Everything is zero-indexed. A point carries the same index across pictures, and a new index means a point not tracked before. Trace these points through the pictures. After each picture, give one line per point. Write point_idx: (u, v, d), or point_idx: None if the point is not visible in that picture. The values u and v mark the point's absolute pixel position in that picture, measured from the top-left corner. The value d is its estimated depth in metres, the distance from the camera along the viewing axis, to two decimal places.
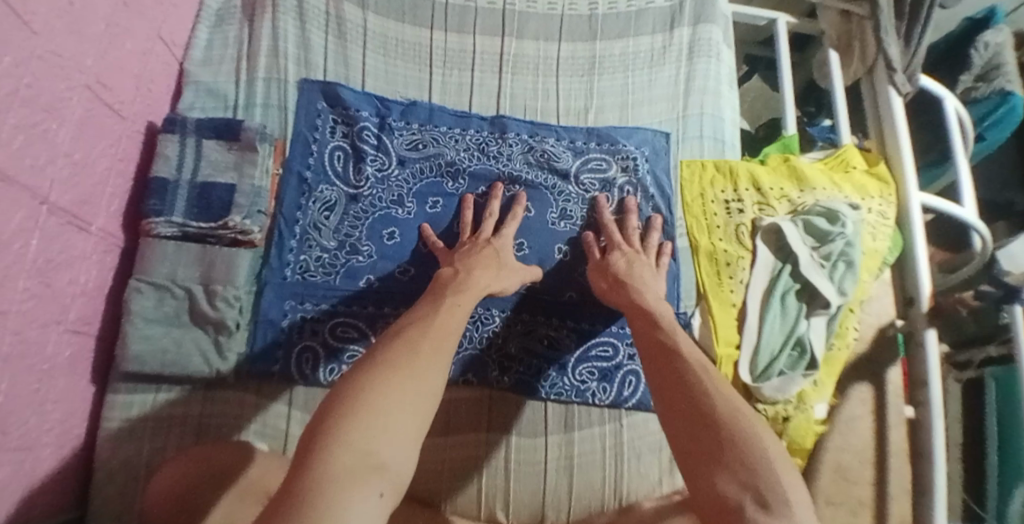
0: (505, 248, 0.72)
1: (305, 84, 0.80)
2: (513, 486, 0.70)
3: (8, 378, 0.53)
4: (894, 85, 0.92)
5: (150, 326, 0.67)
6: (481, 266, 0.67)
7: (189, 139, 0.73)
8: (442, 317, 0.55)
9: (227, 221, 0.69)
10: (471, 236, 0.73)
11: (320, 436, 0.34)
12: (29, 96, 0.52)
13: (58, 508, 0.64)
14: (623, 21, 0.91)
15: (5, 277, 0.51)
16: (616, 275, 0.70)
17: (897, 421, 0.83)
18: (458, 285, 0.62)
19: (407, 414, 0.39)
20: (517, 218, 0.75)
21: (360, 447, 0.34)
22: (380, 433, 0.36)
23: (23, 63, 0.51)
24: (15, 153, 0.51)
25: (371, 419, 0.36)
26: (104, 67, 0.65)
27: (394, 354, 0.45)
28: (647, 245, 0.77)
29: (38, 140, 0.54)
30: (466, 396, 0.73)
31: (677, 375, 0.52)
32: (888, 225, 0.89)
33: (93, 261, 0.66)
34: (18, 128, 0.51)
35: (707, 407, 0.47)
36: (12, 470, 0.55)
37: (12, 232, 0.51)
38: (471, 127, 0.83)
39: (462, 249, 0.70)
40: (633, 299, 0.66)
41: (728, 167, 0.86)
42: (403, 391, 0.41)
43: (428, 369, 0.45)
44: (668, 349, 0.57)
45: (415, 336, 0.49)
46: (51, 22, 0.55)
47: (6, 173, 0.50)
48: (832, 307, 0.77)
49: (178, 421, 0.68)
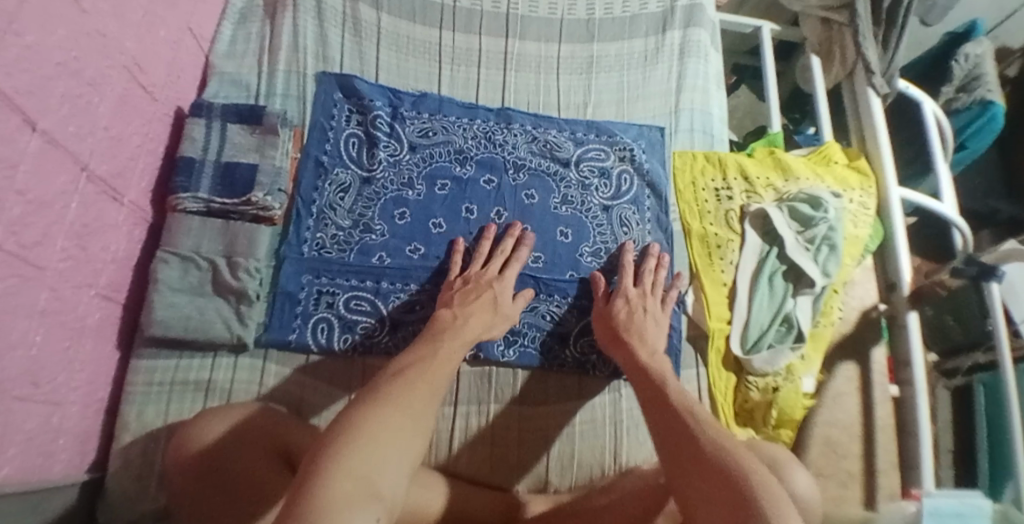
0: (504, 293, 0.73)
1: (322, 76, 0.86)
2: (519, 453, 0.73)
3: (43, 329, 0.57)
4: (873, 87, 0.99)
5: (176, 295, 0.71)
6: (478, 316, 0.68)
7: (215, 123, 0.78)
8: (439, 361, 0.58)
9: (250, 197, 0.74)
10: (478, 270, 0.75)
11: (324, 461, 0.39)
12: (75, 68, 0.58)
13: (83, 465, 0.67)
14: (619, 25, 0.97)
15: (46, 235, 0.56)
16: (616, 330, 0.71)
17: (882, 399, 0.87)
18: (454, 332, 0.64)
19: (402, 449, 0.43)
20: (519, 260, 0.76)
21: (359, 473, 0.38)
22: (378, 463, 0.40)
23: (73, 39, 0.57)
24: (61, 120, 0.56)
25: (370, 450, 0.41)
26: (141, 51, 0.70)
27: (390, 394, 0.49)
28: (656, 284, 0.78)
29: (81, 111, 0.60)
30: (473, 369, 0.76)
31: (667, 417, 0.54)
32: (869, 214, 0.95)
33: (124, 231, 0.71)
34: (64, 98, 0.57)
35: (696, 447, 0.48)
36: (43, 420, 0.59)
37: (53, 193, 0.56)
38: (477, 118, 0.88)
39: (463, 288, 0.72)
40: (631, 360, 0.66)
41: (717, 158, 0.91)
42: (398, 427, 0.45)
43: (423, 409, 0.50)
44: (658, 399, 0.57)
45: (412, 379, 0.53)
46: (100, 4, 0.61)
47: (53, 137, 0.55)
48: (818, 287, 0.81)
49: (196, 385, 0.71)
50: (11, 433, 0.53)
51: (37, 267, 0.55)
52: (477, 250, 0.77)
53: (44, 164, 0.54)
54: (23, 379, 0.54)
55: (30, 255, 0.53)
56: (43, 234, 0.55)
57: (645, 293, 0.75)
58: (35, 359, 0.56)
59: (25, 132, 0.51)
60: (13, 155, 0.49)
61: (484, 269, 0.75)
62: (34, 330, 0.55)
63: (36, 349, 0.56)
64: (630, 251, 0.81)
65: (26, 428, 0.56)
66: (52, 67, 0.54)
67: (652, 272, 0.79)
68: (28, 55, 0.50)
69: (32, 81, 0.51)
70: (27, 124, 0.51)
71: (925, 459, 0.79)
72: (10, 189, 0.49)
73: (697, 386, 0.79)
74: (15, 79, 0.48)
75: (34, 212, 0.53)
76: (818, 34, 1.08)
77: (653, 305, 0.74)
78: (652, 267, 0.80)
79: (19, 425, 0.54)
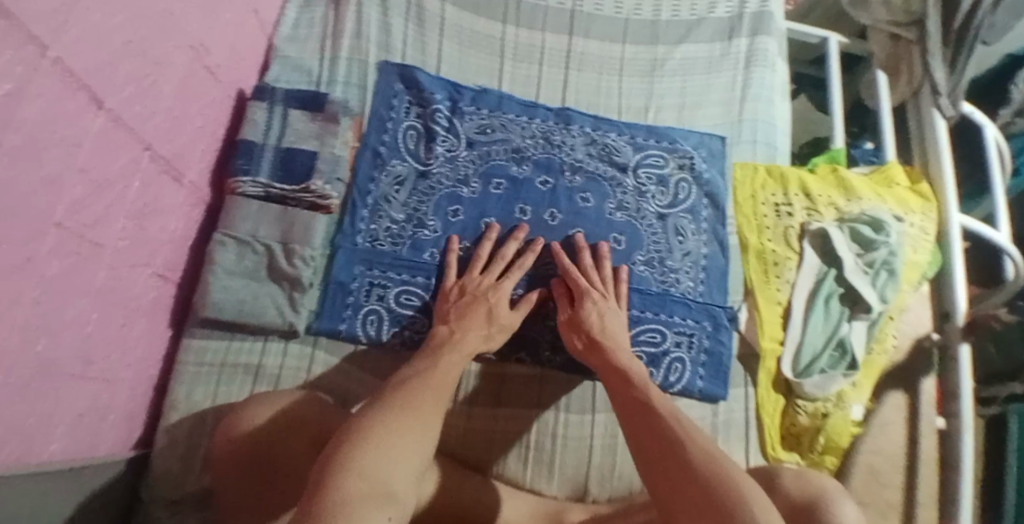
0: (501, 304, 0.70)
1: (384, 66, 0.85)
2: (558, 461, 0.73)
3: (98, 308, 0.59)
4: (940, 108, 0.95)
5: (231, 278, 0.71)
6: (476, 328, 0.67)
7: (277, 108, 0.78)
8: (443, 369, 0.59)
9: (309, 185, 0.73)
10: (477, 278, 0.73)
11: (337, 461, 0.41)
12: (143, 47, 0.58)
13: (129, 440, 0.69)
14: (685, 28, 0.94)
15: (105, 216, 0.57)
16: (590, 335, 0.69)
17: (928, 431, 0.85)
18: (453, 345, 0.64)
19: (411, 456, 0.46)
20: (523, 266, 0.74)
21: (369, 476, 0.41)
22: (386, 464, 0.43)
23: (142, 18, 0.57)
24: (126, 100, 0.57)
25: (381, 452, 0.44)
26: (207, 32, 0.70)
27: (399, 400, 0.51)
28: (604, 279, 0.76)
29: (145, 91, 0.60)
30: (521, 373, 0.76)
31: (648, 419, 0.56)
32: (929, 240, 0.92)
33: (182, 212, 0.72)
34: (130, 78, 0.57)
35: (677, 446, 0.51)
36: (92, 396, 0.60)
37: (115, 173, 0.57)
38: (537, 116, 0.86)
39: (457, 302, 0.70)
40: (608, 362, 0.66)
41: (779, 172, 0.89)
42: (404, 434, 0.47)
43: (430, 415, 0.51)
44: (639, 403, 0.58)
45: (419, 386, 0.54)
46: None
47: (119, 116, 0.56)
48: (874, 312, 0.79)
49: (247, 370, 0.72)
50: (61, 412, 0.55)
51: (95, 246, 0.56)
52: (477, 255, 0.75)
53: (108, 142, 0.55)
54: (74, 358, 0.56)
55: (90, 234, 0.55)
56: (102, 216, 0.56)
57: (605, 292, 0.74)
58: (87, 337, 0.58)
59: (92, 110, 0.51)
60: (77, 133, 0.50)
61: (482, 276, 0.73)
62: (89, 309, 0.57)
63: (88, 328, 0.58)
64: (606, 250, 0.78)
65: (75, 406, 0.57)
66: (120, 46, 0.54)
67: (588, 261, 0.76)
68: (94, 32, 0.49)
69: (98, 59, 0.51)
70: (93, 102, 0.51)
71: (964, 496, 0.77)
72: (74, 168, 0.50)
73: (745, 405, 0.77)
74: (81, 56, 0.48)
75: (97, 191, 0.54)
76: (885, 50, 1.05)
77: (613, 304, 0.73)
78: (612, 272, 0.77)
79: (68, 403, 0.56)
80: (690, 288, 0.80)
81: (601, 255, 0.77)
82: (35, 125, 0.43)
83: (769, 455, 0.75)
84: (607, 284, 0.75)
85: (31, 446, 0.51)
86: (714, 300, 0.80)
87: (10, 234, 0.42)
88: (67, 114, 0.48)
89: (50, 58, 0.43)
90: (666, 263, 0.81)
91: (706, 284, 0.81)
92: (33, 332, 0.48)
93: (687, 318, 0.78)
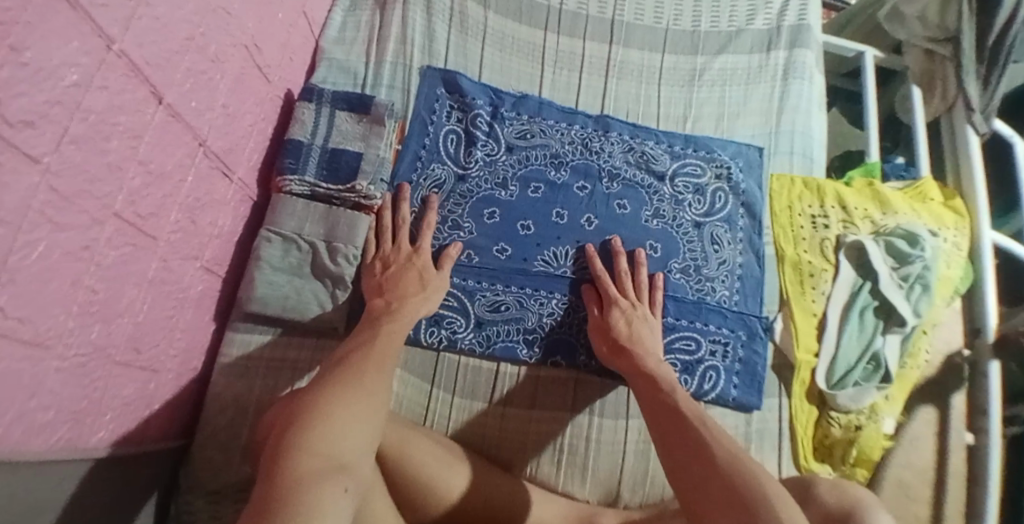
0: (428, 267, 0.73)
1: (427, 70, 0.86)
2: (591, 464, 0.73)
3: (150, 297, 0.60)
4: (972, 124, 0.96)
5: (276, 274, 0.72)
6: (413, 297, 0.69)
7: (324, 109, 0.79)
8: (383, 340, 0.59)
9: (355, 185, 0.74)
10: (392, 248, 0.75)
11: (288, 445, 0.41)
12: (201, 44, 0.59)
13: (172, 430, 0.70)
14: (724, 39, 0.94)
15: (160, 209, 0.58)
16: (616, 341, 0.70)
17: (956, 446, 0.85)
18: (390, 316, 0.65)
19: (362, 432, 0.46)
20: (431, 226, 0.77)
21: (321, 450, 0.42)
22: (341, 441, 0.44)
23: (201, 16, 0.58)
24: (184, 95, 0.58)
25: (335, 432, 0.44)
26: (260, 32, 0.71)
27: (343, 374, 0.51)
28: (638, 290, 0.76)
29: (202, 87, 0.61)
30: (556, 376, 0.76)
31: (677, 423, 0.56)
32: (962, 256, 0.92)
33: (230, 208, 0.73)
34: (188, 73, 0.58)
35: (703, 448, 0.51)
36: (139, 385, 0.62)
37: (171, 166, 0.58)
38: (576, 123, 0.87)
39: (386, 273, 0.72)
40: (635, 365, 0.67)
41: (816, 185, 0.89)
42: (351, 405, 0.47)
43: (373, 382, 0.52)
44: (668, 407, 0.59)
45: (361, 358, 0.54)
46: None
47: (176, 111, 0.57)
48: (908, 326, 0.80)
49: (289, 365, 0.73)
50: (109, 398, 0.57)
51: (149, 237, 0.57)
52: (379, 225, 0.76)
53: (165, 137, 0.56)
54: (125, 345, 0.58)
55: (144, 225, 0.56)
56: (156, 210, 0.58)
57: (634, 300, 0.74)
58: (139, 325, 0.60)
59: (151, 104, 0.53)
60: (138, 126, 0.52)
61: (397, 247, 0.75)
62: (141, 299, 0.59)
63: (139, 317, 0.59)
64: (644, 258, 0.78)
65: (123, 394, 0.59)
66: (180, 42, 0.55)
67: (625, 267, 0.77)
68: (157, 27, 0.51)
69: (160, 53, 0.53)
70: (153, 97, 0.53)
71: (989, 510, 0.79)
72: (133, 159, 0.52)
73: (778, 415, 0.77)
74: (145, 49, 0.50)
75: (153, 182, 0.56)
76: (919, 65, 1.05)
77: (644, 311, 0.74)
78: (644, 278, 0.77)
79: (116, 391, 0.58)
80: (726, 297, 0.81)
81: (637, 262, 0.78)
82: (99, 115, 0.46)
83: (802, 467, 0.75)
84: (642, 296, 0.76)
85: (80, 430, 0.53)
86: (749, 309, 0.81)
87: (72, 221, 0.45)
88: (126, 106, 0.49)
89: (114, 50, 0.46)
90: (702, 271, 0.82)
91: (741, 293, 0.81)
92: (89, 318, 0.51)
93: (722, 327, 0.79)
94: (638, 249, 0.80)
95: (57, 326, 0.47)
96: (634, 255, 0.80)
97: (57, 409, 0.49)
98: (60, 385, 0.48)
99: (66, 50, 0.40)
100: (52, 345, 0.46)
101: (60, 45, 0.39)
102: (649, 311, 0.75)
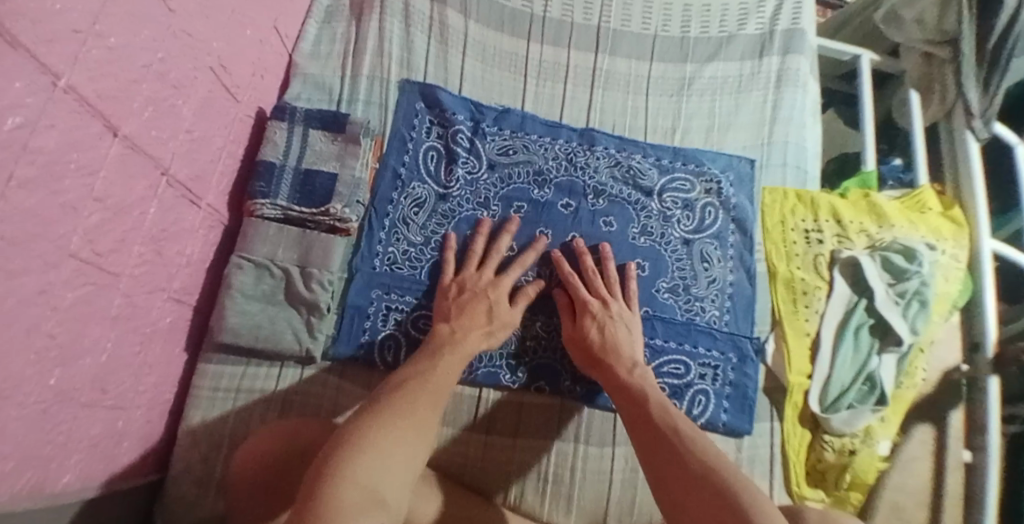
0: (500, 302, 0.70)
1: (406, 85, 0.83)
2: (576, 493, 0.71)
3: (115, 336, 0.57)
4: (972, 131, 0.93)
5: (248, 302, 0.70)
6: (477, 329, 0.66)
7: (297, 128, 0.76)
8: (440, 374, 0.58)
9: (329, 208, 0.71)
10: (474, 272, 0.72)
11: (332, 468, 0.42)
12: (161, 70, 0.55)
13: (143, 466, 0.68)
14: (714, 46, 0.91)
15: (122, 243, 0.55)
16: (591, 352, 0.68)
17: (954, 466, 0.82)
18: (452, 346, 0.63)
19: (403, 464, 0.46)
20: (501, 251, 0.74)
21: (365, 482, 0.42)
22: (380, 471, 0.44)
23: (160, 40, 0.54)
24: (144, 124, 0.54)
25: (375, 459, 0.44)
26: (227, 51, 0.68)
27: (398, 404, 0.51)
28: (610, 289, 0.74)
29: (165, 114, 0.57)
30: (541, 402, 0.74)
31: (655, 434, 0.56)
32: (960, 268, 0.89)
33: (199, 235, 0.70)
34: (148, 101, 0.54)
35: (683, 462, 0.52)
36: (106, 426, 0.59)
37: (133, 199, 0.55)
38: (561, 137, 0.84)
39: (459, 298, 0.69)
40: (609, 373, 0.66)
41: (809, 198, 0.86)
42: (402, 442, 0.47)
43: (423, 416, 0.51)
44: (643, 416, 0.59)
45: (416, 389, 0.54)
46: (188, 4, 0.58)
47: (134, 141, 0.53)
48: (905, 345, 0.77)
49: (264, 395, 0.71)
50: (75, 442, 0.54)
51: (111, 274, 0.54)
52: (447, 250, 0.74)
53: (126, 169, 0.53)
54: (91, 386, 0.54)
55: (105, 262, 0.52)
56: (118, 245, 0.54)
57: (606, 301, 0.72)
58: (103, 365, 0.56)
59: (107, 138, 0.49)
60: (93, 162, 0.48)
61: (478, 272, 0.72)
62: (105, 337, 0.55)
63: (105, 359, 0.56)
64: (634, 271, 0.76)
65: (90, 434, 0.56)
66: (138, 69, 0.51)
67: (591, 265, 0.75)
68: (112, 57, 0.47)
69: (114, 85, 0.48)
70: (108, 130, 0.49)
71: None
72: (89, 197, 0.48)
73: (770, 441, 0.75)
74: (94, 83, 0.45)
75: (113, 218, 0.52)
76: (918, 70, 1.02)
77: (619, 311, 0.72)
78: (611, 272, 0.75)
79: (83, 431, 0.55)
80: (716, 318, 0.78)
81: (604, 256, 0.76)
82: (49, 155, 0.41)
83: (794, 493, 0.73)
84: (614, 294, 0.73)
85: (45, 476, 0.50)
86: (740, 330, 0.78)
87: (24, 266, 0.41)
88: (80, 142, 0.45)
89: (63, 87, 0.42)
90: (691, 291, 0.79)
91: (732, 313, 0.79)
92: (48, 363, 0.47)
93: (712, 349, 0.76)
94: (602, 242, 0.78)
95: (13, 375, 0.43)
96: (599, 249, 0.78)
97: (18, 456, 0.45)
98: (20, 433, 0.45)
99: (10, 91, 0.36)
100: (11, 395, 0.43)
101: (5, 87, 0.35)
102: (626, 310, 0.73)
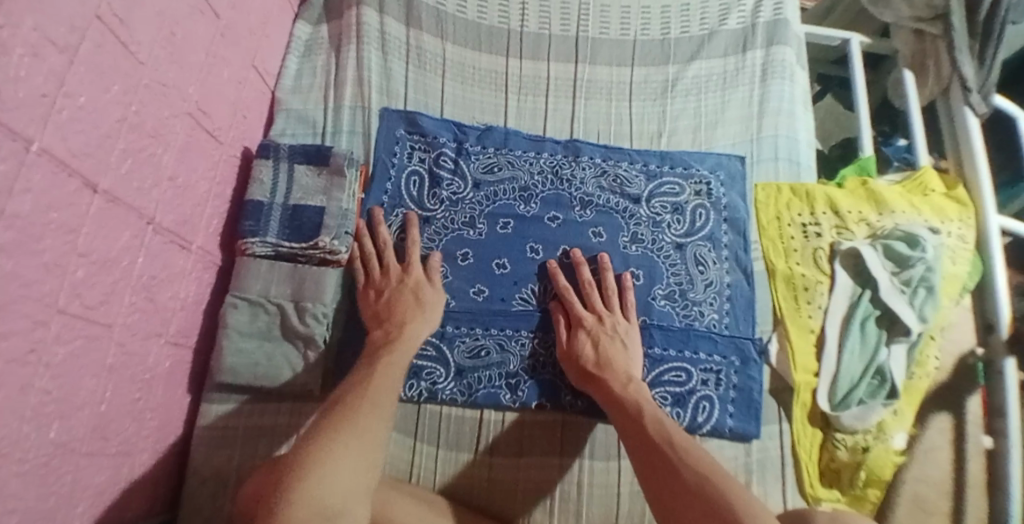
0: (422, 284, 0.72)
1: (386, 111, 0.84)
2: (584, 509, 0.70)
3: (113, 385, 0.57)
4: (970, 105, 0.90)
5: (245, 340, 0.70)
6: (411, 319, 0.68)
7: (282, 164, 0.77)
8: (380, 373, 0.60)
9: (318, 241, 0.71)
10: (381, 272, 0.73)
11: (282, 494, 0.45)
12: (135, 121, 0.56)
13: (153, 508, 0.69)
14: (696, 44, 0.90)
15: (112, 295, 0.55)
16: (586, 368, 0.68)
17: (975, 452, 0.79)
18: (390, 345, 0.65)
19: (353, 470, 0.50)
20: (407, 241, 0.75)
21: (316, 498, 0.46)
22: (330, 483, 0.47)
23: (131, 93, 0.55)
24: (123, 178, 0.55)
25: (325, 475, 0.48)
26: (204, 94, 0.69)
27: (338, 417, 0.53)
28: (609, 305, 0.73)
29: (144, 164, 0.58)
30: (544, 420, 0.73)
31: (653, 450, 0.56)
32: (968, 249, 0.86)
33: (192, 277, 0.71)
34: (126, 152, 0.55)
35: (680, 477, 0.52)
36: (111, 474, 0.59)
37: (119, 251, 0.56)
38: (545, 150, 0.84)
39: (383, 299, 0.71)
40: (608, 393, 0.65)
41: (805, 190, 0.84)
42: (346, 452, 0.50)
43: (367, 421, 0.54)
44: (641, 433, 0.59)
45: (356, 397, 0.56)
46: (157, 53, 0.58)
47: (116, 196, 0.54)
48: (913, 334, 0.75)
49: (268, 430, 0.72)
50: (79, 491, 0.54)
51: (104, 326, 0.55)
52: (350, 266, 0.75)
53: (108, 222, 0.53)
54: (91, 436, 0.55)
55: (95, 314, 0.53)
56: (108, 298, 0.55)
57: (601, 314, 0.72)
58: (103, 414, 0.57)
59: (85, 195, 0.49)
60: (74, 219, 0.48)
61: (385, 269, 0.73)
62: (103, 387, 0.56)
63: (103, 409, 0.56)
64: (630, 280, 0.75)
65: (96, 482, 0.57)
66: (111, 124, 0.52)
67: (588, 278, 0.75)
68: (82, 117, 0.48)
69: (91, 143, 0.49)
70: (87, 187, 0.49)
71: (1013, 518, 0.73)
72: (73, 253, 0.49)
73: (780, 443, 0.74)
74: (68, 143, 0.46)
75: (99, 271, 0.53)
76: (910, 47, 0.98)
77: (616, 324, 0.71)
78: (610, 285, 0.74)
79: (88, 481, 0.56)
80: (715, 320, 0.77)
81: (602, 267, 0.75)
82: (25, 220, 0.41)
83: (808, 495, 0.72)
84: (612, 307, 0.73)
85: None
86: (741, 331, 0.77)
87: (11, 328, 0.42)
88: (58, 201, 0.46)
89: (36, 150, 0.42)
90: (688, 296, 0.78)
91: (731, 315, 0.77)
92: (45, 418, 0.48)
93: (713, 354, 0.75)
94: (601, 253, 0.77)
95: (9, 436, 0.43)
96: (597, 259, 0.77)
97: (23, 512, 0.46)
98: (23, 488, 0.46)
99: None
100: (8, 453, 0.43)
101: None
102: (622, 319, 0.72)
